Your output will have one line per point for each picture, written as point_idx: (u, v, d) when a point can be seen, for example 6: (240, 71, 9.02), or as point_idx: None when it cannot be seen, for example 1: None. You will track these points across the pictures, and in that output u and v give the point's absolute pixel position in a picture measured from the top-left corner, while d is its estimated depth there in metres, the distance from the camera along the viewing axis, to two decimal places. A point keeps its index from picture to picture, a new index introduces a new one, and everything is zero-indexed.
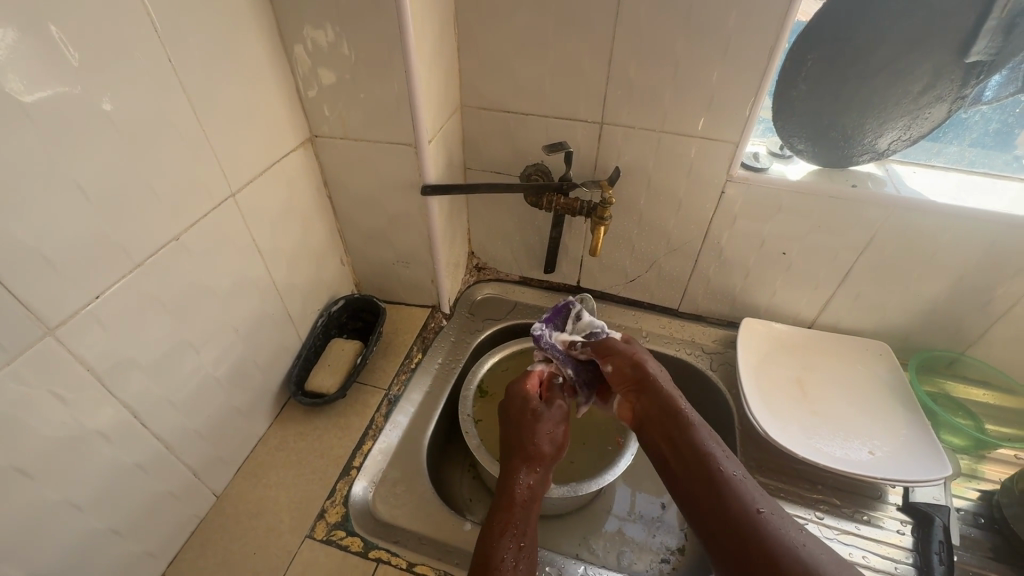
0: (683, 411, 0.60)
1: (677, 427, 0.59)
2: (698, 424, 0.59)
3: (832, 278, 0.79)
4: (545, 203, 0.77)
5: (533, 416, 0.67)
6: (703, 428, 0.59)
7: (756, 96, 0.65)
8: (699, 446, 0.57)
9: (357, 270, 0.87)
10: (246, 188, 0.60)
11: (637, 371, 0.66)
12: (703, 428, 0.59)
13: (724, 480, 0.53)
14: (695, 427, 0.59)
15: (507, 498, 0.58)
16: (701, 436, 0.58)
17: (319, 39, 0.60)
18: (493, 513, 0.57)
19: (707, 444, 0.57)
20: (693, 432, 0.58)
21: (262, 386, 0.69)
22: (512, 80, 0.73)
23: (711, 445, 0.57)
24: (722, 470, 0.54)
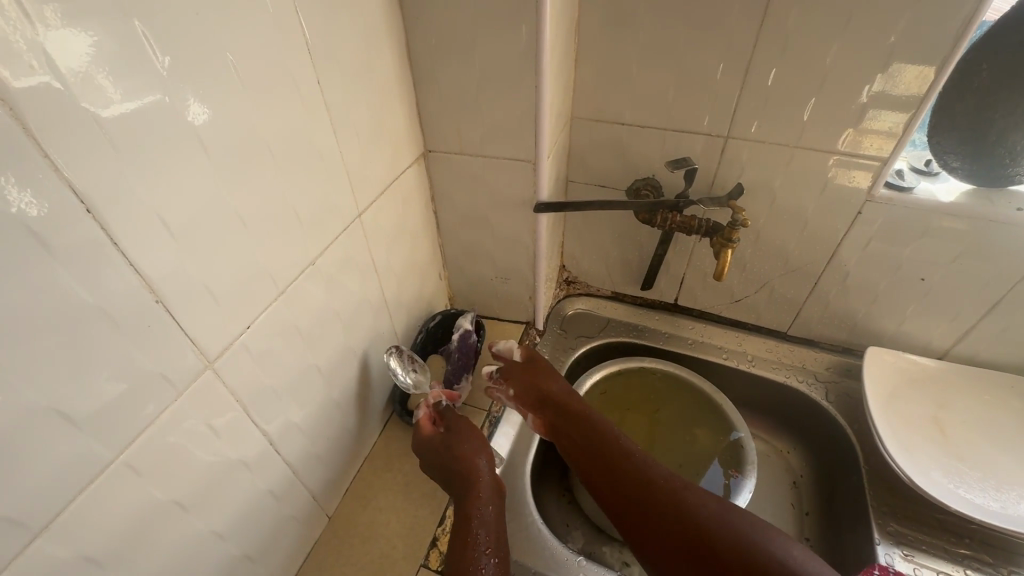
0: (643, 469, 0.60)
1: (638, 485, 0.59)
2: (665, 473, 0.59)
3: (978, 308, 0.72)
4: (658, 220, 0.73)
5: (470, 442, 0.62)
6: (669, 474, 0.59)
7: (917, 110, 0.58)
8: (670, 499, 0.57)
9: (453, 284, 0.85)
10: (369, 207, 0.58)
11: (581, 429, 0.65)
12: (668, 475, 0.59)
13: (697, 534, 0.53)
14: (658, 479, 0.59)
15: (464, 511, 0.56)
16: (670, 484, 0.58)
17: (446, 54, 0.58)
18: (457, 528, 0.56)
19: (678, 492, 0.57)
20: (660, 487, 0.58)
21: (371, 404, 0.68)
22: (631, 90, 0.69)
23: (683, 494, 0.57)
24: (696, 526, 0.54)
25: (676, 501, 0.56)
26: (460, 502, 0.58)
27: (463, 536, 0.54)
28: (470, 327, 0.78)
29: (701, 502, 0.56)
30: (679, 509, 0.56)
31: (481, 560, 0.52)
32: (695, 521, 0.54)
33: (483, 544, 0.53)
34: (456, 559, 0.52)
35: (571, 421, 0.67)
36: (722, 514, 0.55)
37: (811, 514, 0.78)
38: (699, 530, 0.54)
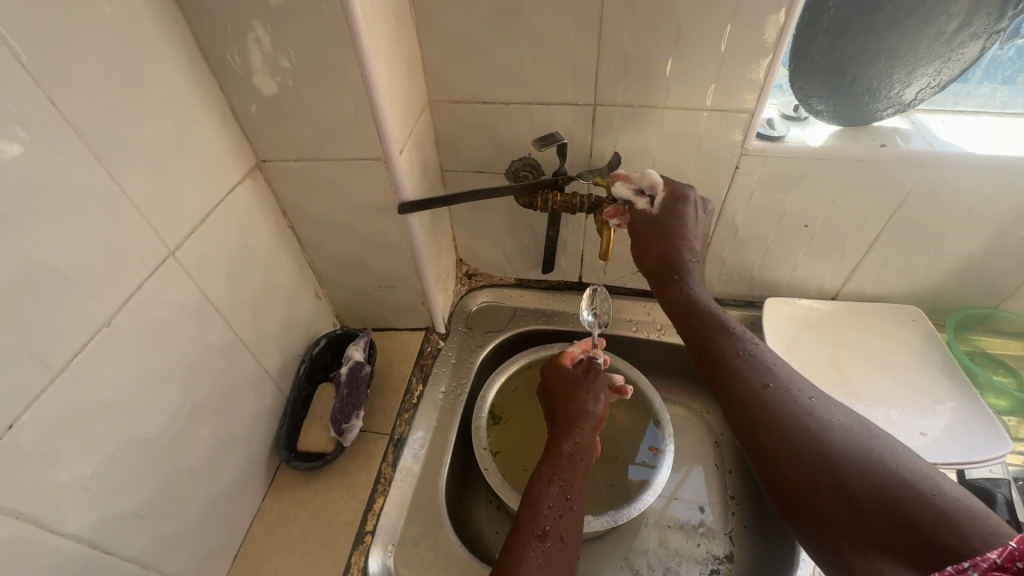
0: (761, 362, 0.51)
1: (742, 381, 0.50)
2: (783, 380, 0.50)
3: (859, 246, 0.72)
4: (539, 203, 0.68)
5: (583, 397, 0.63)
6: (789, 385, 0.49)
7: (774, 54, 0.56)
8: (759, 392, 0.49)
9: (336, 301, 0.77)
10: (188, 241, 0.49)
11: (696, 337, 0.56)
12: (787, 385, 0.49)
13: (814, 451, 0.44)
14: (773, 387, 0.49)
15: (547, 472, 0.55)
16: (788, 395, 0.48)
17: (248, 48, 0.49)
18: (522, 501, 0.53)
19: (798, 403, 0.48)
20: (773, 394, 0.48)
21: (249, 457, 0.60)
22: (484, 65, 0.62)
23: (801, 407, 0.47)
24: (796, 418, 0.46)
25: (795, 413, 0.47)
26: (541, 466, 0.56)
27: (535, 496, 0.52)
28: (362, 358, 0.69)
29: (827, 418, 0.46)
30: (779, 408, 0.47)
31: (537, 539, 0.49)
32: (797, 418, 0.46)
33: (550, 502, 0.52)
34: (521, 518, 0.51)
35: (677, 319, 0.58)
36: (854, 445, 0.43)
37: (734, 471, 0.78)
38: (812, 439, 0.44)
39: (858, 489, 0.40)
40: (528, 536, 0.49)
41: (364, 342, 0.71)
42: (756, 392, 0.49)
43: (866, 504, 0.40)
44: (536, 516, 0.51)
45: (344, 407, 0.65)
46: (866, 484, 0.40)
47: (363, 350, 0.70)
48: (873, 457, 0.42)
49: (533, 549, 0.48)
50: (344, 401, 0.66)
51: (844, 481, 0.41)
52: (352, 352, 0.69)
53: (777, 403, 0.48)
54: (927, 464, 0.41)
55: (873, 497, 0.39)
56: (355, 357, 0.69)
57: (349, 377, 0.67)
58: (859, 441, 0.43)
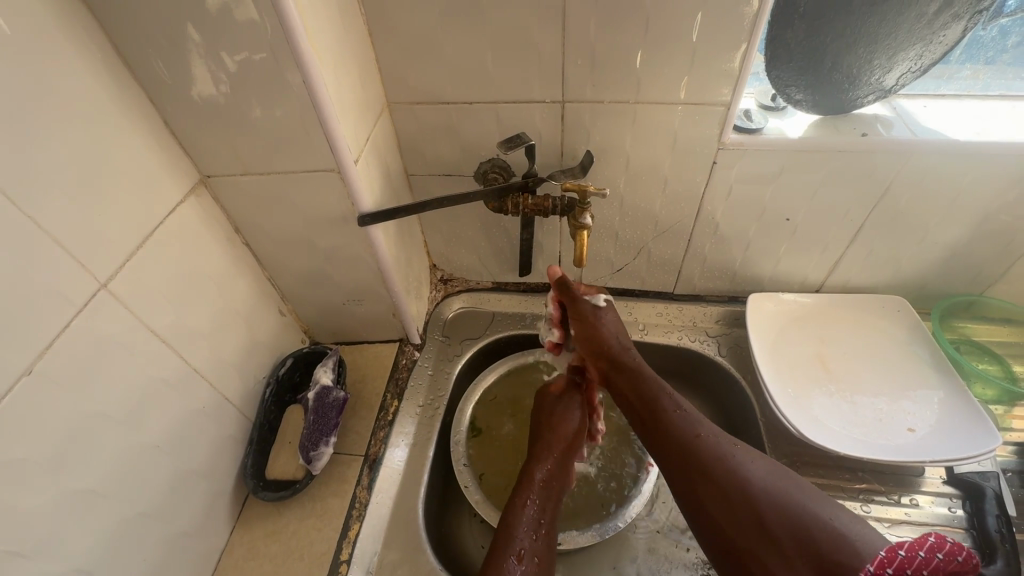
0: (691, 420, 0.55)
1: (676, 433, 0.54)
2: (711, 431, 0.53)
3: (843, 238, 0.70)
4: (510, 207, 0.64)
5: (553, 421, 0.64)
6: (717, 435, 0.53)
7: (749, 44, 0.53)
8: (689, 438, 0.53)
9: (302, 317, 0.73)
10: (121, 271, 0.46)
11: (634, 392, 0.59)
12: (714, 434, 0.53)
13: (739, 492, 0.47)
14: (704, 437, 0.53)
15: (519, 498, 0.57)
16: (711, 444, 0.52)
17: (177, 57, 0.45)
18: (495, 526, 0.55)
19: (720, 450, 0.51)
20: (703, 444, 0.52)
21: (212, 491, 0.57)
22: (443, 63, 0.58)
23: (725, 454, 0.51)
24: (725, 467, 0.49)
25: (723, 461, 0.50)
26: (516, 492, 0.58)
27: (508, 520, 0.54)
28: (330, 382, 0.66)
29: (745, 463, 0.50)
30: (707, 453, 0.51)
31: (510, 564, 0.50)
32: (722, 462, 0.50)
33: (525, 524, 0.54)
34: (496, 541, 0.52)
35: (618, 373, 0.61)
36: (773, 485, 0.47)
37: None
38: (736, 482, 0.48)
39: (778, 526, 0.44)
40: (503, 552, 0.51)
41: (333, 364, 0.67)
42: (689, 443, 0.52)
43: (782, 534, 0.44)
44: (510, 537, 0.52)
45: (313, 436, 0.62)
46: (783, 519, 0.44)
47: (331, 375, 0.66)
48: (774, 489, 0.47)
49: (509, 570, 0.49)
50: (312, 430, 0.63)
51: (761, 514, 0.46)
52: (321, 377, 0.66)
53: (705, 444, 0.52)
54: (823, 496, 0.46)
55: (789, 531, 0.44)
56: (324, 382, 0.66)
57: (317, 404, 0.64)
58: (771, 480, 0.48)
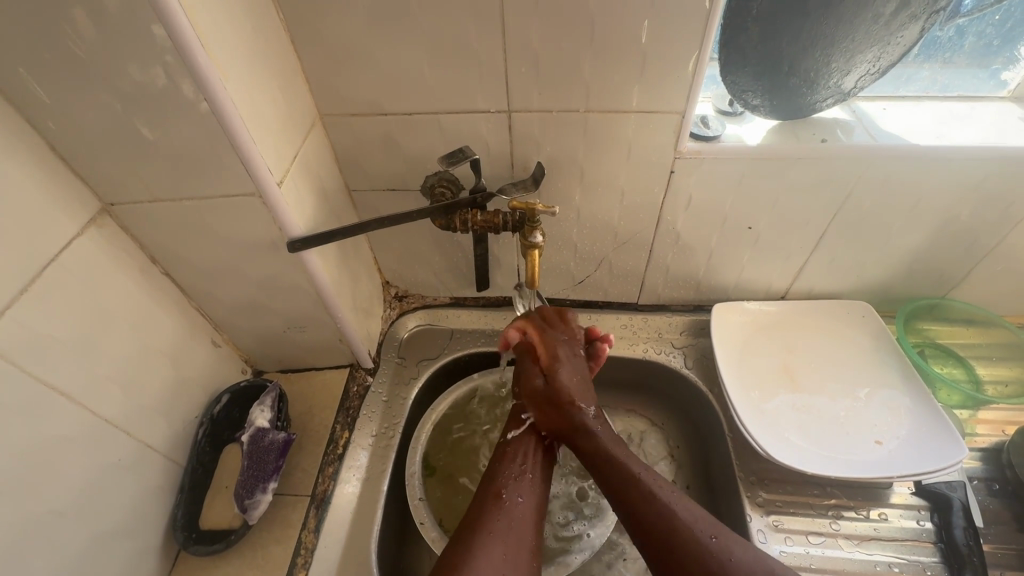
0: (671, 506, 0.50)
1: (657, 516, 0.50)
2: (694, 517, 0.50)
3: (806, 244, 0.68)
4: (458, 224, 0.60)
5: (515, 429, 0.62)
6: (697, 522, 0.49)
7: (701, 50, 0.49)
8: (666, 528, 0.49)
9: (240, 346, 0.68)
10: (2, 320, 0.41)
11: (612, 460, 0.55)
12: (695, 522, 0.49)
13: None
14: (682, 527, 0.49)
15: (501, 468, 0.58)
16: (694, 537, 0.48)
17: (54, 77, 0.39)
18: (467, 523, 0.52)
19: (704, 547, 0.47)
20: (686, 535, 0.48)
21: (135, 549, 0.52)
22: (375, 73, 0.53)
23: (710, 548, 0.47)
24: (710, 562, 0.46)
25: (703, 558, 0.47)
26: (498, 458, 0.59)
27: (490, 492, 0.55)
28: (268, 423, 0.61)
29: (728, 559, 0.47)
30: (688, 550, 0.47)
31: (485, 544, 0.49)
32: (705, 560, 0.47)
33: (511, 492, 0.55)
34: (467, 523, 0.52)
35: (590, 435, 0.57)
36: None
37: (691, 487, 0.73)
38: None
39: None
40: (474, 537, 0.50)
41: (270, 404, 0.62)
42: (667, 535, 0.49)
43: None
44: (495, 503, 0.54)
45: (249, 484, 0.57)
46: None
47: (267, 415, 0.61)
48: None
49: (493, 531, 0.51)
50: (248, 477, 0.58)
51: None
52: (257, 417, 0.61)
53: (680, 531, 0.49)
54: None
55: None
56: (260, 424, 0.61)
57: (253, 448, 0.59)
58: None
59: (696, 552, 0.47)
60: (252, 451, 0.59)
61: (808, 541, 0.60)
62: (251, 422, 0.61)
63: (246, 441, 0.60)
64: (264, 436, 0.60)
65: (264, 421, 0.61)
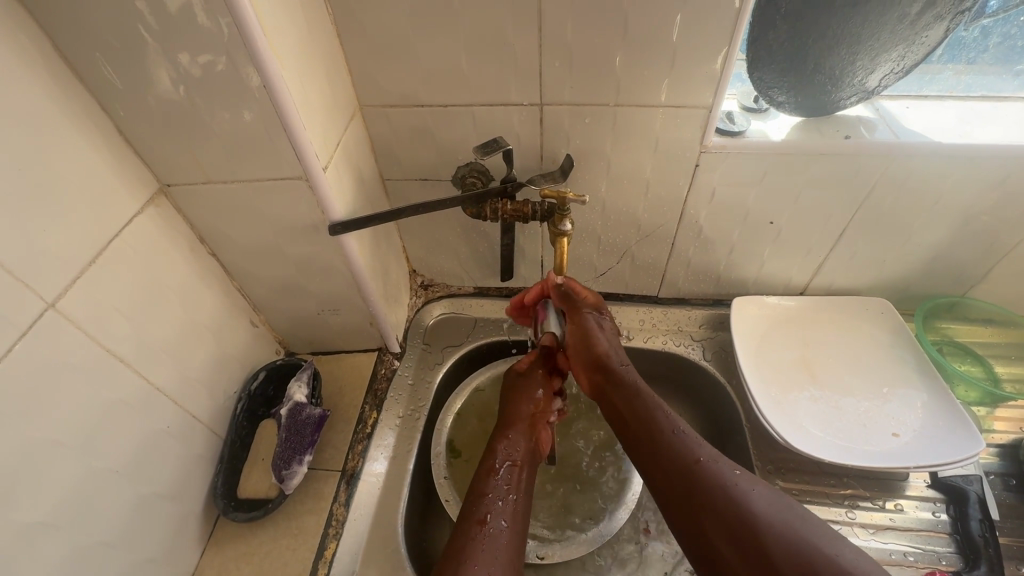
0: (692, 445, 0.52)
1: (673, 457, 0.52)
2: (711, 456, 0.51)
3: (827, 240, 0.69)
4: (488, 213, 0.62)
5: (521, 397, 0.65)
6: (718, 461, 0.51)
7: (730, 45, 0.51)
8: (687, 461, 0.51)
9: (276, 327, 0.70)
10: (71, 288, 0.44)
11: (630, 411, 0.57)
12: (715, 460, 0.51)
13: (741, 522, 0.46)
14: (704, 463, 0.51)
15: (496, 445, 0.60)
16: (716, 474, 0.50)
17: (126, 62, 0.42)
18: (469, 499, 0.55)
19: (726, 481, 0.49)
20: (703, 471, 0.50)
21: (179, 513, 0.55)
22: (415, 66, 0.56)
23: (728, 480, 0.49)
24: (728, 494, 0.48)
25: (724, 490, 0.48)
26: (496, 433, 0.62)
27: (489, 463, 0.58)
28: (305, 398, 0.64)
29: (748, 492, 0.48)
30: (709, 482, 0.49)
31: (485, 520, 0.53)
32: (727, 493, 0.48)
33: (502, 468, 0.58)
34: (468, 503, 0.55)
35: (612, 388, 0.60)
36: (775, 518, 0.45)
37: None
38: (738, 514, 0.46)
39: (782, 556, 0.43)
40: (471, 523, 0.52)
41: (307, 379, 0.65)
42: (688, 471, 0.50)
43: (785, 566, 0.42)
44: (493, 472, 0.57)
45: (288, 453, 0.60)
46: (792, 555, 0.43)
47: (305, 389, 0.64)
48: (776, 522, 0.45)
49: (479, 527, 0.52)
50: (287, 447, 0.61)
51: (763, 546, 0.44)
52: (295, 391, 0.64)
53: (701, 465, 0.50)
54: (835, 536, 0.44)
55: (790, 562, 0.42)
56: (298, 397, 0.64)
57: (291, 420, 0.62)
58: (777, 521, 0.45)
59: (715, 486, 0.49)
60: (290, 423, 0.62)
61: None
62: (290, 395, 0.64)
63: (284, 412, 0.62)
64: (302, 409, 0.63)
65: (301, 395, 0.64)
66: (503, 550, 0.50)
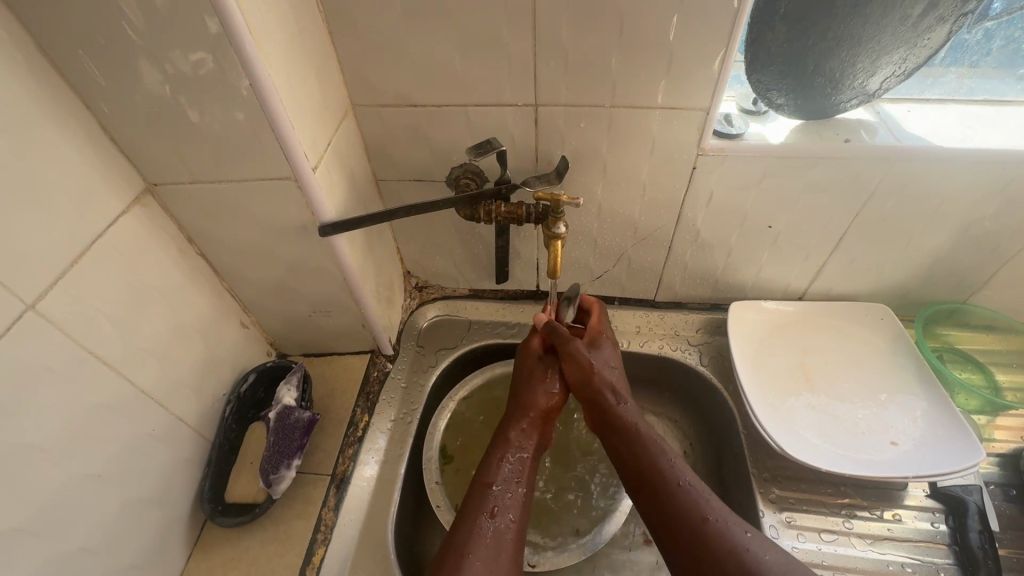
0: (699, 498, 0.50)
1: (680, 514, 0.49)
2: (721, 514, 0.49)
3: (826, 244, 0.68)
4: (482, 215, 0.61)
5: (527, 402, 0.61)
6: (728, 519, 0.48)
7: (728, 47, 0.50)
8: (695, 517, 0.48)
9: (267, 328, 0.70)
10: (53, 288, 0.43)
11: (635, 458, 0.54)
12: (725, 518, 0.48)
13: None
14: (713, 522, 0.48)
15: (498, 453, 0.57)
16: (727, 535, 0.47)
17: (111, 60, 0.41)
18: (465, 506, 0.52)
19: (738, 544, 0.46)
20: (712, 532, 0.47)
21: (164, 517, 0.55)
22: (408, 65, 0.55)
23: (739, 544, 0.46)
24: (739, 559, 0.45)
25: (734, 553, 0.45)
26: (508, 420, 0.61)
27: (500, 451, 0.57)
28: (294, 401, 0.63)
29: (761, 556, 0.45)
30: (718, 541, 0.46)
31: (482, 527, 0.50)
32: (737, 555, 0.45)
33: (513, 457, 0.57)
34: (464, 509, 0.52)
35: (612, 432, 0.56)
36: None
37: (704, 483, 0.74)
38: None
39: None
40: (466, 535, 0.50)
41: (297, 382, 0.64)
42: (696, 526, 0.48)
43: None
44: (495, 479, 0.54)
45: (277, 456, 0.60)
46: None
47: (294, 392, 0.64)
48: None
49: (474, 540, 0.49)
50: (275, 451, 0.60)
51: None
52: (285, 394, 0.63)
53: (710, 522, 0.48)
54: None
55: None
56: (288, 401, 0.63)
57: (280, 424, 0.61)
58: None
59: (725, 546, 0.46)
60: (279, 426, 0.61)
61: (820, 538, 0.61)
62: (279, 398, 0.63)
63: (274, 415, 0.62)
64: (291, 412, 0.62)
65: (291, 398, 0.64)
66: (507, 547, 0.49)
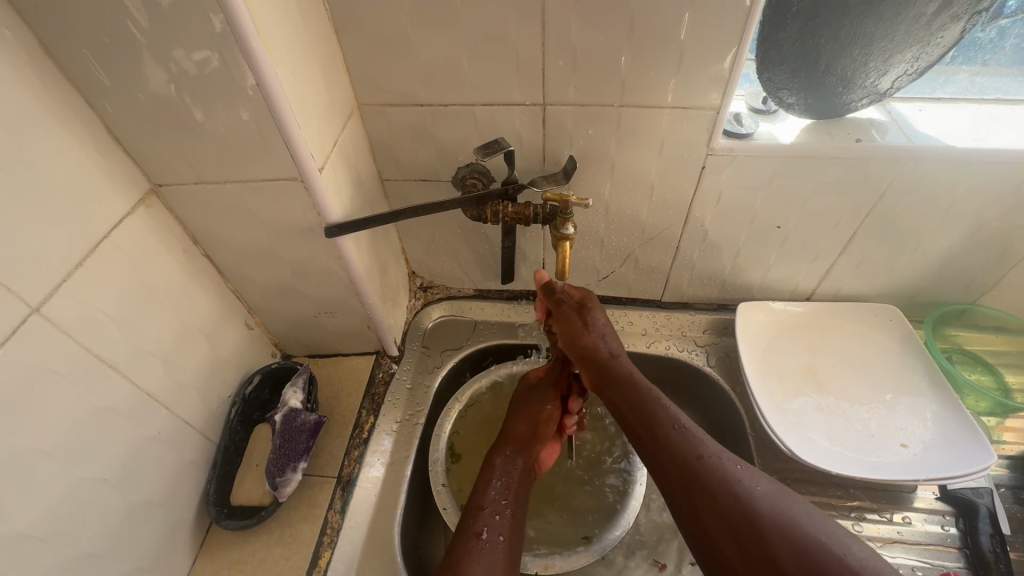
0: (690, 438, 0.51)
1: (677, 451, 0.50)
2: (716, 451, 0.50)
3: (835, 245, 0.68)
4: (489, 215, 0.61)
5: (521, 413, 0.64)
6: (723, 456, 0.49)
7: (739, 46, 0.50)
8: (691, 456, 0.49)
9: (271, 329, 0.69)
10: (58, 292, 0.42)
11: (632, 405, 0.54)
12: (719, 455, 0.49)
13: (743, 515, 0.45)
14: (707, 458, 0.49)
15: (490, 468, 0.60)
16: (719, 469, 0.48)
17: (115, 59, 0.41)
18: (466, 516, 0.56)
19: (729, 476, 0.47)
20: (706, 469, 0.48)
21: (170, 520, 0.54)
22: (414, 64, 0.54)
23: (731, 477, 0.47)
24: (731, 491, 0.46)
25: (726, 486, 0.47)
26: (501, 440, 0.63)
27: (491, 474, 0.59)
28: (299, 404, 0.63)
29: (750, 486, 0.47)
30: (713, 478, 0.47)
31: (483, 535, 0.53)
32: (729, 488, 0.47)
33: (498, 481, 0.58)
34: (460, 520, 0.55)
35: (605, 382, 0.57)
36: (778, 513, 0.44)
37: None
38: (742, 509, 0.45)
39: (788, 551, 0.42)
40: (468, 534, 0.53)
41: (301, 386, 0.64)
42: (691, 465, 0.49)
43: (787, 559, 0.41)
44: (489, 488, 0.58)
45: (282, 460, 0.59)
46: (792, 546, 0.42)
47: (300, 395, 0.63)
48: (777, 509, 0.45)
49: (472, 544, 0.52)
50: (280, 454, 0.59)
51: (768, 544, 0.43)
52: (290, 397, 0.63)
53: (704, 459, 0.49)
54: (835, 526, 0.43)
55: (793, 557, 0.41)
56: (292, 404, 0.63)
57: (285, 427, 0.61)
58: (777, 507, 0.45)
59: (718, 481, 0.47)
60: (284, 430, 0.61)
61: None
62: (283, 401, 0.63)
63: (278, 419, 0.61)
64: (296, 416, 0.62)
65: (296, 401, 0.63)
66: (499, 562, 0.51)
